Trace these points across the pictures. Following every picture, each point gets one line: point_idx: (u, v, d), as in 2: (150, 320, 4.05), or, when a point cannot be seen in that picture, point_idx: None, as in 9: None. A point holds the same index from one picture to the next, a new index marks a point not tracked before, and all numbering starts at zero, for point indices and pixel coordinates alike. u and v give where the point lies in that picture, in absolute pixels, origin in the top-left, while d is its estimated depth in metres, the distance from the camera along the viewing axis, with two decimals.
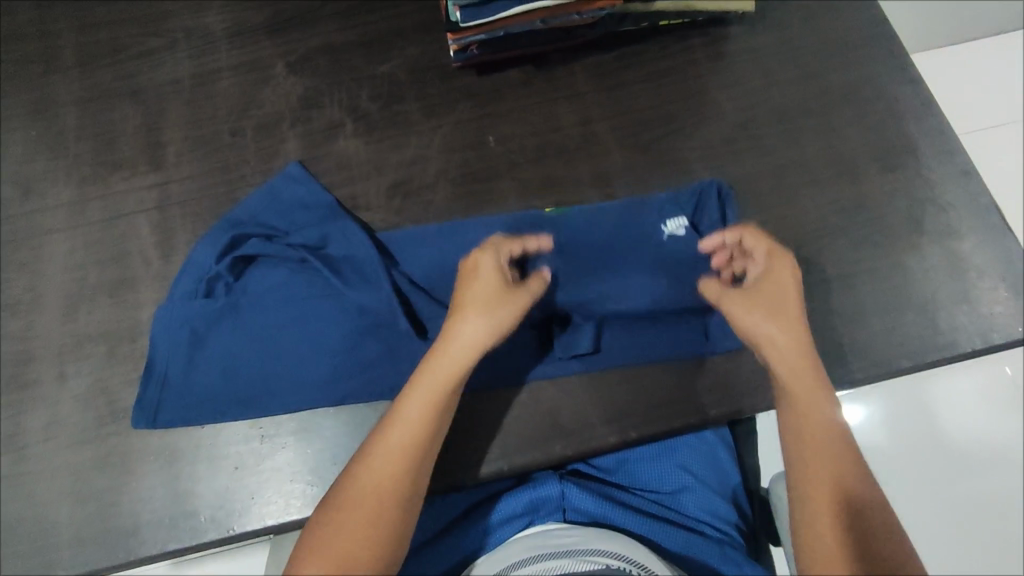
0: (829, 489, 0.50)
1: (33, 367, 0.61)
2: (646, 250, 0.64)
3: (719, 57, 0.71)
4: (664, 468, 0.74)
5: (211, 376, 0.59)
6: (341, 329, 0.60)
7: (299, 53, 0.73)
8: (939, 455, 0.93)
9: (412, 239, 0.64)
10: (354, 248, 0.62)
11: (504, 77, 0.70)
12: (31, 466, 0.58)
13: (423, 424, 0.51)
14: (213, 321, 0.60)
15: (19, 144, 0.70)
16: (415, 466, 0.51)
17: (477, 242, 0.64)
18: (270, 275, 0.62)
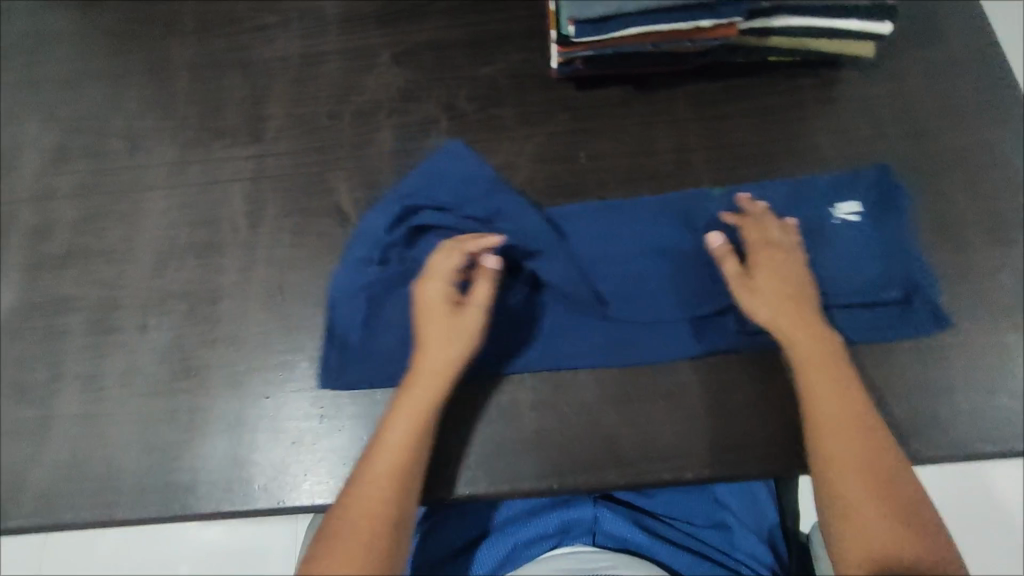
0: (873, 468, 0.50)
1: (117, 315, 0.64)
2: (820, 232, 0.63)
3: (828, 101, 0.68)
4: (701, 502, 0.73)
5: (392, 339, 0.60)
6: (521, 295, 0.62)
7: (405, 45, 0.74)
8: (995, 543, 0.88)
9: (578, 215, 0.65)
10: (523, 225, 0.62)
11: (604, 95, 0.70)
12: (104, 409, 0.60)
13: (407, 445, 0.53)
14: (388, 286, 0.61)
15: (132, 99, 0.73)
16: (398, 484, 0.51)
17: (648, 218, 0.64)
18: (440, 247, 0.63)
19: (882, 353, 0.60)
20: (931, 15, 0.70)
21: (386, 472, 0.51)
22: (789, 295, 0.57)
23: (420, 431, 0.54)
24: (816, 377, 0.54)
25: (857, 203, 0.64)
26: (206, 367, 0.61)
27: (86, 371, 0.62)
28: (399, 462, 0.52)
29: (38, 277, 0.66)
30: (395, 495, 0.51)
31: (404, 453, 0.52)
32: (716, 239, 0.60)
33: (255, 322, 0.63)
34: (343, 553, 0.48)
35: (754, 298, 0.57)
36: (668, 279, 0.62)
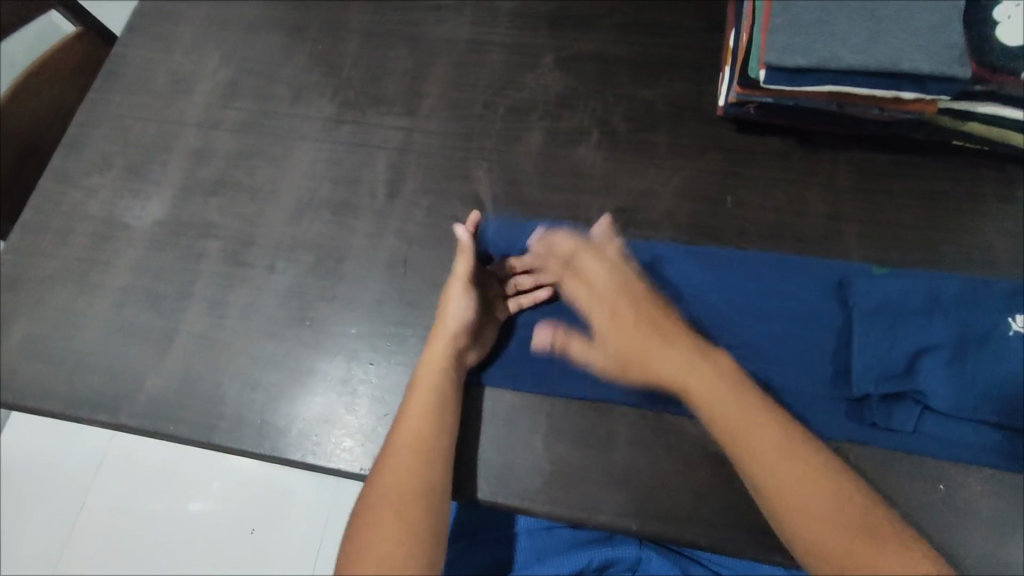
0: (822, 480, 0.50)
1: (250, 250, 0.67)
2: (990, 341, 0.55)
3: (1008, 201, 0.63)
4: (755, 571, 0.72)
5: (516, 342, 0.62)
6: None
7: (572, 51, 0.74)
8: None
9: (727, 261, 0.63)
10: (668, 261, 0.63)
11: (764, 143, 0.68)
12: (222, 336, 0.63)
13: (425, 417, 0.55)
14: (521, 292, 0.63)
15: (305, 52, 0.76)
16: (426, 459, 0.53)
17: (796, 282, 0.61)
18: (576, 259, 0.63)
19: (1018, 485, 0.54)
20: None
21: (407, 448, 0.54)
22: (624, 307, 0.60)
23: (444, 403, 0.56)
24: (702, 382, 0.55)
25: None
26: (320, 321, 0.63)
27: (213, 296, 0.65)
28: (418, 433, 0.54)
29: (189, 199, 0.70)
30: (421, 468, 0.53)
31: (423, 428, 0.55)
32: (542, 337, 0.61)
33: (374, 289, 0.64)
34: (379, 518, 0.51)
35: (601, 324, 0.60)
36: (816, 354, 0.59)
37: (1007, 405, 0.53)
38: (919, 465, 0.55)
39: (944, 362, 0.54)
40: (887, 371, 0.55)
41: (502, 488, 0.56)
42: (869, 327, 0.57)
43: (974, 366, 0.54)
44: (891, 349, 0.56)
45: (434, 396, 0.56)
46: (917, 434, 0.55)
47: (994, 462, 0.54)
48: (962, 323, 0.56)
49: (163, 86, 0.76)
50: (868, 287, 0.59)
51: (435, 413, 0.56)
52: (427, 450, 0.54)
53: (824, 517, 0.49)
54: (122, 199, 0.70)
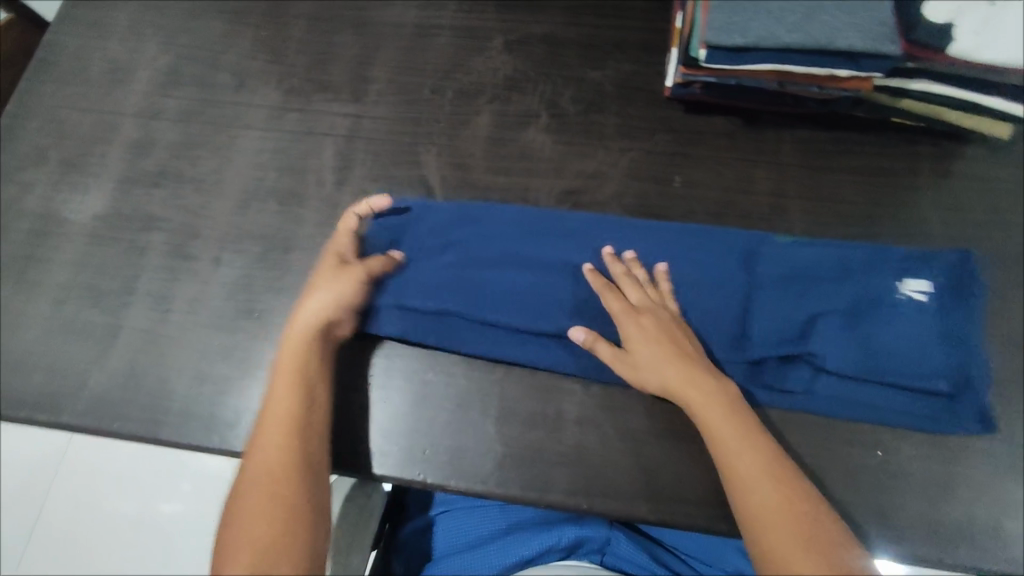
0: (756, 454, 0.49)
1: (196, 243, 0.65)
2: (878, 306, 0.58)
3: (944, 175, 0.65)
4: (719, 549, 0.72)
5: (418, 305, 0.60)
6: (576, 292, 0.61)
7: (519, 33, 0.73)
8: None
9: (650, 231, 0.63)
10: (591, 231, 0.63)
11: (710, 122, 0.68)
12: (167, 331, 0.62)
13: (290, 395, 0.53)
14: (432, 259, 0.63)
15: (248, 38, 0.74)
16: (293, 434, 0.51)
17: (714, 248, 0.62)
18: (501, 229, 0.63)
19: (951, 449, 0.56)
20: None
21: (275, 428, 0.51)
22: (649, 330, 0.55)
23: (302, 388, 0.53)
24: (694, 384, 0.53)
25: (925, 285, 0.59)
26: (268, 312, 0.62)
27: (158, 291, 0.63)
28: (286, 416, 0.52)
29: (130, 191, 0.68)
30: (290, 440, 0.51)
31: (288, 405, 0.52)
32: (577, 333, 0.57)
33: None
34: (250, 507, 0.47)
35: (635, 344, 0.55)
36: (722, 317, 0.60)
37: (904, 365, 0.56)
38: (858, 432, 0.57)
39: (840, 325, 0.58)
40: (786, 334, 0.58)
41: (454, 472, 0.57)
42: (774, 292, 0.60)
43: (872, 328, 0.57)
44: (788, 312, 0.58)
45: (297, 376, 0.54)
46: (810, 395, 0.57)
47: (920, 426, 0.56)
48: (856, 292, 0.59)
49: (100, 75, 0.73)
50: (779, 254, 0.61)
51: (301, 389, 0.53)
52: (295, 430, 0.51)
53: (771, 495, 0.47)
54: (61, 193, 0.68)
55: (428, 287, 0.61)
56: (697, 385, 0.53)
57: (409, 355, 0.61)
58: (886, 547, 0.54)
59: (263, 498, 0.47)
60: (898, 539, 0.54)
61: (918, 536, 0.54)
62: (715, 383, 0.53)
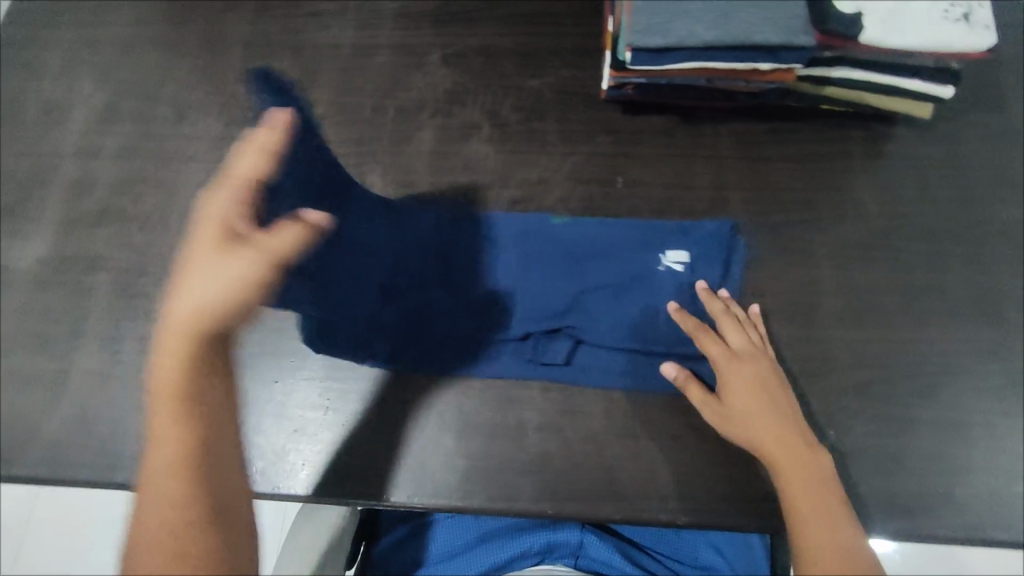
0: (807, 468, 0.53)
1: (144, 280, 0.65)
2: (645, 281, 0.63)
3: (877, 156, 0.67)
4: (691, 543, 0.73)
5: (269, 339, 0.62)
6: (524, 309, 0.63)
7: (456, 47, 0.74)
8: None
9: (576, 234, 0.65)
10: (534, 244, 0.65)
11: (649, 121, 0.69)
12: (119, 371, 0.61)
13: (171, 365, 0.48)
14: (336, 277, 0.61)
15: (185, 70, 0.74)
16: (172, 415, 0.48)
17: (632, 251, 0.64)
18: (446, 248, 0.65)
19: (901, 423, 0.58)
20: (997, 79, 0.68)
21: (160, 417, 0.49)
22: (728, 363, 0.57)
23: (186, 360, 0.49)
24: (767, 438, 0.54)
25: (686, 254, 0.63)
26: None
27: (106, 331, 0.63)
28: (170, 390, 0.49)
29: (73, 232, 0.67)
30: (174, 422, 0.48)
31: (171, 388, 0.49)
32: (670, 369, 0.58)
33: None
34: (154, 508, 0.48)
35: (728, 380, 0.57)
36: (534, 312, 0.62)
37: (645, 327, 0.61)
38: (810, 413, 0.59)
39: (606, 299, 0.62)
40: (548, 312, 0.62)
41: (419, 489, 0.57)
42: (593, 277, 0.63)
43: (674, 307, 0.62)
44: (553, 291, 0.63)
45: (168, 380, 0.49)
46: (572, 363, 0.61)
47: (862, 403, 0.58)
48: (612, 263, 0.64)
49: (35, 117, 0.72)
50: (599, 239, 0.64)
51: (186, 362, 0.48)
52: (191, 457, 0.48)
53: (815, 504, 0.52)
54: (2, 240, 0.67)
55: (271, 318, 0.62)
56: (775, 404, 0.56)
57: (365, 377, 0.61)
58: None
59: (166, 514, 0.47)
60: (852, 515, 0.55)
61: (873, 509, 0.55)
62: (781, 435, 0.54)
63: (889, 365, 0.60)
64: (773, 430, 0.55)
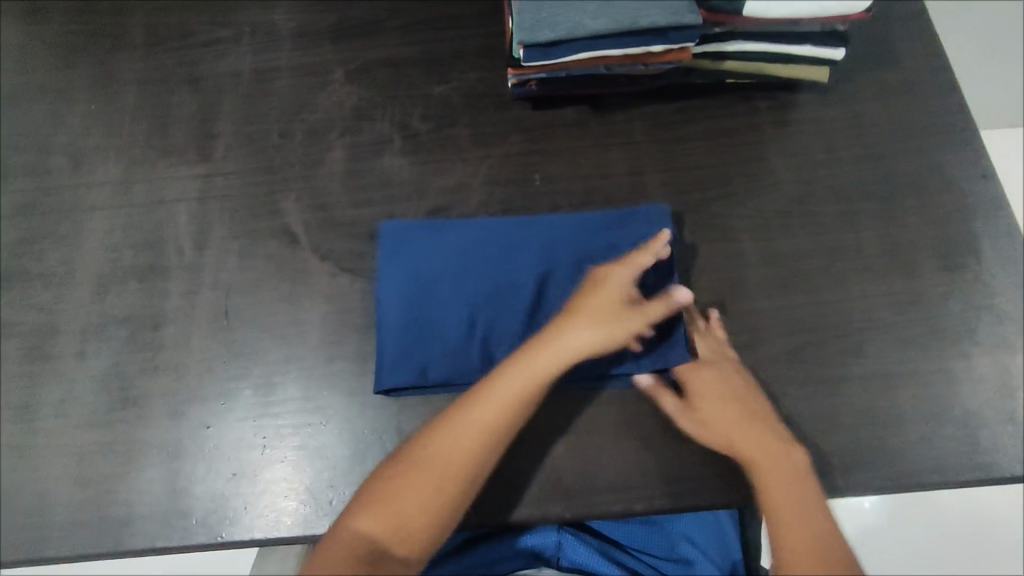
0: (784, 472, 0.54)
1: (56, 340, 0.62)
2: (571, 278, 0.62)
3: (784, 124, 0.68)
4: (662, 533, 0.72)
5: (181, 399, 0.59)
6: (456, 320, 0.61)
7: (359, 62, 0.72)
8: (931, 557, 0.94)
9: (497, 233, 0.63)
10: (457, 248, 0.63)
11: (560, 115, 0.69)
12: (39, 440, 0.58)
13: (508, 407, 0.54)
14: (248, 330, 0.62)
15: (78, 116, 0.71)
16: (500, 436, 0.53)
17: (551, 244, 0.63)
18: (387, 273, 0.62)
19: (833, 382, 0.59)
20: (888, 36, 0.70)
21: (481, 432, 0.53)
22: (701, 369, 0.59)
23: (519, 400, 0.54)
24: (745, 441, 0.56)
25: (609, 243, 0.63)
26: (144, 397, 0.59)
27: (21, 399, 0.60)
28: (496, 422, 0.54)
29: None
30: (494, 440, 0.53)
31: (505, 412, 0.54)
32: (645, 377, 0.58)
33: (198, 350, 0.61)
34: (411, 487, 0.51)
35: (703, 385, 0.58)
36: (462, 329, 0.60)
37: None
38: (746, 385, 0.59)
39: (536, 306, 0.61)
40: (481, 328, 0.60)
41: None
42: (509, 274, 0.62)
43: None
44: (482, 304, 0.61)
45: (524, 393, 0.54)
46: None
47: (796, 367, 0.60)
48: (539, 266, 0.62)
49: None
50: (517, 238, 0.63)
51: (524, 406, 0.54)
52: (488, 445, 0.53)
53: (789, 505, 0.54)
54: None
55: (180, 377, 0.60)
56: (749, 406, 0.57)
57: (300, 410, 0.59)
58: None
59: (416, 488, 0.51)
60: None
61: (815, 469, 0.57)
62: (755, 435, 0.56)
63: (816, 327, 0.61)
64: (749, 431, 0.56)
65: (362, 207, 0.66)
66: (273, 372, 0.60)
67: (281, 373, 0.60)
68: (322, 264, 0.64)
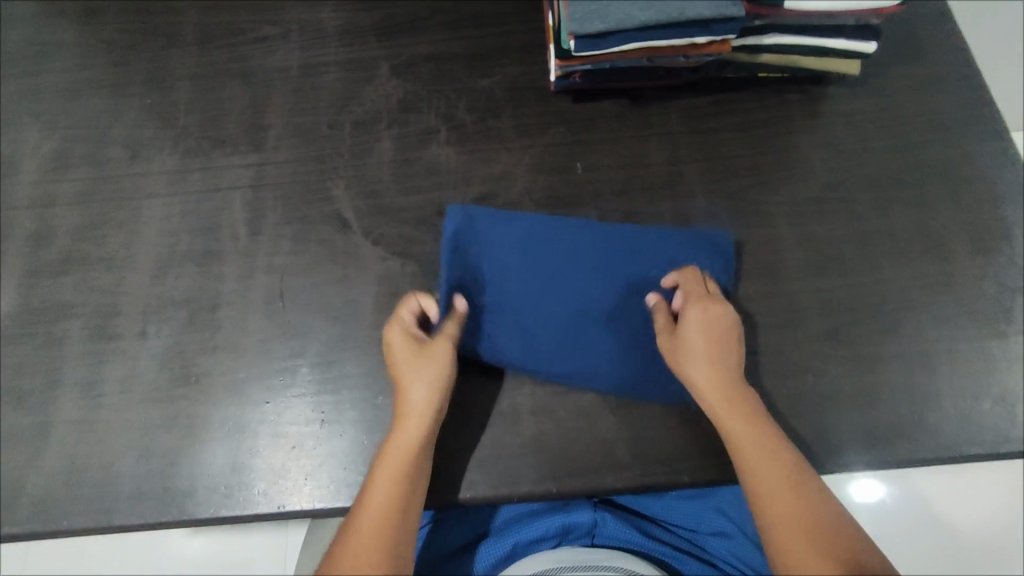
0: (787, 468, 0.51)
1: (117, 321, 0.64)
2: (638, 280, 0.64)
3: (816, 116, 0.70)
4: (699, 512, 0.74)
5: (240, 377, 0.62)
6: (523, 295, 0.63)
7: (404, 57, 0.75)
8: (951, 546, 0.96)
9: (568, 227, 0.65)
10: (531, 234, 0.65)
11: (599, 107, 0.72)
12: (104, 415, 0.60)
13: (398, 470, 0.52)
14: (304, 312, 0.64)
15: (134, 109, 0.73)
16: (407, 490, 0.52)
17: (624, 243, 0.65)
18: (469, 244, 0.64)
19: (871, 361, 0.61)
20: (915, 32, 0.73)
21: (381, 502, 0.51)
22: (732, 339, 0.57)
23: (406, 456, 0.53)
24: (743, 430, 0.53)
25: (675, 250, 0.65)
26: (205, 374, 0.62)
27: (86, 377, 0.62)
28: (393, 484, 0.52)
29: (38, 284, 0.66)
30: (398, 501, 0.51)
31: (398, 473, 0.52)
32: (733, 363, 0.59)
33: (255, 330, 0.63)
34: None
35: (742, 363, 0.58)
36: (529, 315, 0.63)
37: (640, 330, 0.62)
38: (786, 363, 0.61)
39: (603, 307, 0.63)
40: (545, 314, 0.63)
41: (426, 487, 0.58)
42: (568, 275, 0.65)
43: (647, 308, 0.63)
44: (548, 293, 0.63)
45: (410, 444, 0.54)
46: (567, 363, 0.61)
47: (834, 347, 0.62)
48: (608, 269, 0.64)
49: None
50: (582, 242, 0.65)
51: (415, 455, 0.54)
52: (395, 513, 0.51)
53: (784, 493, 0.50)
54: None
55: (238, 356, 0.62)
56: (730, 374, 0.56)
57: (357, 387, 0.61)
58: (831, 462, 0.59)
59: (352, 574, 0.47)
60: (838, 452, 0.59)
61: (855, 443, 0.59)
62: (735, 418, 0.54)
63: (854, 308, 0.63)
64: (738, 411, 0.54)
65: (410, 195, 0.69)
66: (329, 351, 0.62)
67: (337, 351, 0.62)
68: (373, 249, 0.66)
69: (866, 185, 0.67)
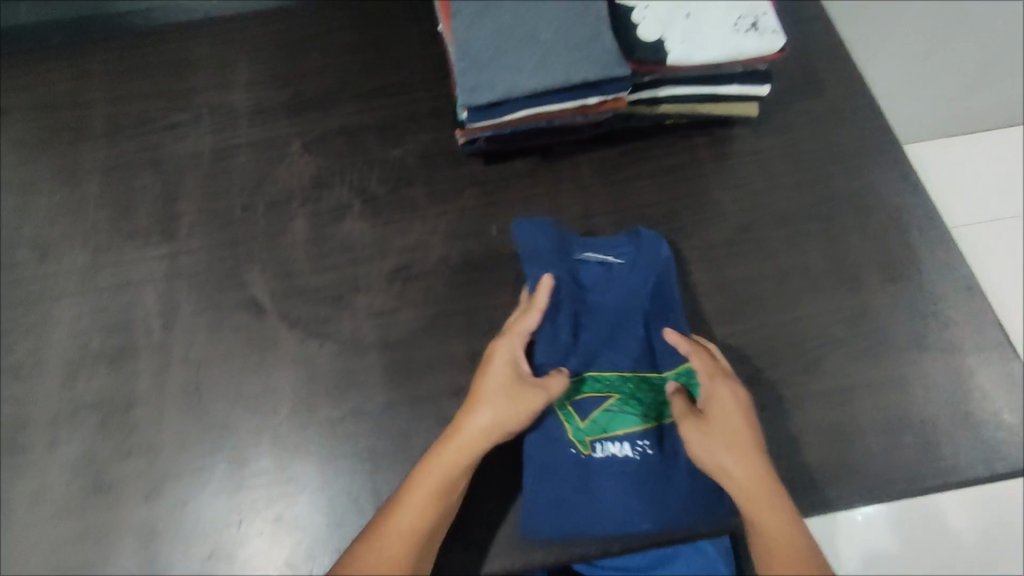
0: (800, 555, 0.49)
1: (26, 432, 0.62)
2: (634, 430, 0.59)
3: (723, 158, 0.72)
4: None
5: (156, 480, 0.59)
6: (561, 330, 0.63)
7: (316, 132, 0.75)
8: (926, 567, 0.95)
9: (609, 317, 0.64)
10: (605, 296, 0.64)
11: (511, 167, 0.72)
12: (13, 535, 0.58)
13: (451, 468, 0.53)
14: (222, 403, 0.62)
15: (43, 208, 0.72)
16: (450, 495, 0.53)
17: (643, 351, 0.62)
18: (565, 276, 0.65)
19: (795, 404, 0.61)
20: (811, 69, 0.75)
21: (420, 500, 0.52)
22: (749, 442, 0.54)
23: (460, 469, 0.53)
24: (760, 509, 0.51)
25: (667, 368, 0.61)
26: (119, 481, 0.59)
27: None
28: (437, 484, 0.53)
29: None
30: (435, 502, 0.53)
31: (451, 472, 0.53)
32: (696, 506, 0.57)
33: (171, 428, 0.61)
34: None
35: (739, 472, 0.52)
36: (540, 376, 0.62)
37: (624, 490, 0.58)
38: None
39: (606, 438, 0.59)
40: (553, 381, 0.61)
41: None
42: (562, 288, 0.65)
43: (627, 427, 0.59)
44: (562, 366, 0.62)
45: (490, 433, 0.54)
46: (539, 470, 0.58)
47: (757, 393, 0.61)
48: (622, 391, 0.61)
49: None
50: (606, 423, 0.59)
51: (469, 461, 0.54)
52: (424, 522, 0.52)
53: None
54: None
55: (153, 457, 0.60)
56: (774, 505, 0.51)
57: (276, 480, 0.59)
58: None
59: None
60: None
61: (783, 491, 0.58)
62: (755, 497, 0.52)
63: (773, 350, 0.63)
64: (750, 493, 0.52)
65: (326, 272, 0.68)
66: (247, 445, 0.61)
67: (255, 443, 0.61)
68: (290, 332, 0.65)
69: (776, 223, 0.68)
